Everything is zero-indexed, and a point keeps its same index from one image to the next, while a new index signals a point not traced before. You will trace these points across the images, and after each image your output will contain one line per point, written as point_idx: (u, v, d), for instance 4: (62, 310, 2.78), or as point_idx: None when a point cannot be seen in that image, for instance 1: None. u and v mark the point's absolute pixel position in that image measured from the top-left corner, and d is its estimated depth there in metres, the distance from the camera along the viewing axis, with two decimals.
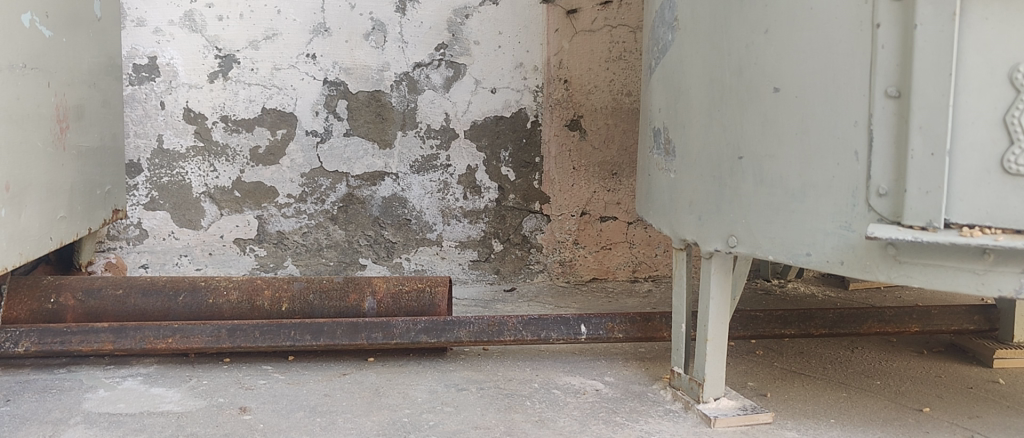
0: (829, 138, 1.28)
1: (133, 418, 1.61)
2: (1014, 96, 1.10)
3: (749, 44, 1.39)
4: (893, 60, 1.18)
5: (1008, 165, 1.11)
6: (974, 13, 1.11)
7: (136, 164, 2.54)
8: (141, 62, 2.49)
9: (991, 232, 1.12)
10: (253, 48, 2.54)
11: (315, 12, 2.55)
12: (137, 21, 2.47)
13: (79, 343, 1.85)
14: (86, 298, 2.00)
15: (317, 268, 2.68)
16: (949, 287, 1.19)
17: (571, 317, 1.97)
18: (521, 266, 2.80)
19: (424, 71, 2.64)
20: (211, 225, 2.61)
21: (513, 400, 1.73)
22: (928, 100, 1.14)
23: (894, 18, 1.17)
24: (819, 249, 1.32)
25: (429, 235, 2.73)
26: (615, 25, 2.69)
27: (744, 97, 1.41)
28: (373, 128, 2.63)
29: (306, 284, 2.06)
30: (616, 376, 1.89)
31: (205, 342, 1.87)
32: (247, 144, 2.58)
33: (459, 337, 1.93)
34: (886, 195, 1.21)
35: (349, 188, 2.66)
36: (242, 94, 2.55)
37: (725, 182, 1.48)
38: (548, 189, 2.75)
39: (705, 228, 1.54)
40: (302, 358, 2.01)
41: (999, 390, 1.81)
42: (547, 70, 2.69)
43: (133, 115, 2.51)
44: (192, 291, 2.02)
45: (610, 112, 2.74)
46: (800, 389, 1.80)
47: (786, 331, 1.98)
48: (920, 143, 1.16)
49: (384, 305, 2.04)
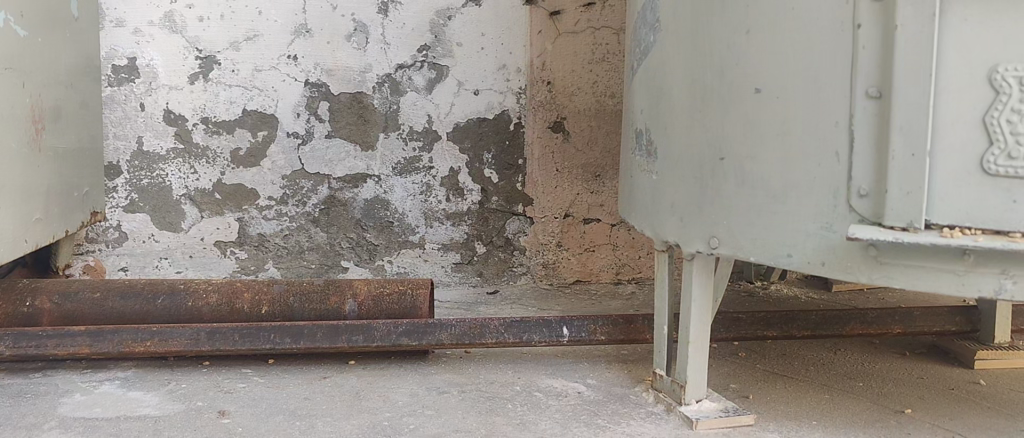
0: (811, 138, 1.27)
1: (109, 423, 1.59)
2: (994, 97, 1.10)
3: (730, 45, 1.38)
4: (874, 62, 1.18)
5: (988, 166, 1.12)
6: (954, 15, 1.11)
7: (115, 166, 2.52)
8: (120, 63, 2.47)
9: (971, 233, 1.13)
10: (233, 49, 2.52)
11: (296, 13, 2.54)
12: (116, 22, 2.45)
13: (56, 347, 1.82)
14: (62, 301, 1.97)
15: (299, 271, 2.66)
16: (929, 287, 1.19)
17: (553, 320, 1.96)
18: (504, 269, 2.79)
19: (406, 73, 2.62)
20: (192, 228, 2.59)
21: (494, 403, 1.72)
22: (909, 101, 1.14)
23: (874, 19, 1.17)
24: (800, 251, 1.32)
25: (412, 238, 2.72)
26: (598, 27, 2.68)
27: (724, 98, 1.41)
28: (355, 130, 2.62)
29: (287, 287, 2.04)
30: (598, 379, 1.89)
31: (184, 346, 1.86)
32: (227, 146, 2.56)
33: (440, 340, 1.91)
34: (867, 196, 1.21)
35: (331, 190, 2.64)
36: (222, 95, 2.53)
37: (706, 184, 1.47)
38: (532, 191, 2.75)
39: (687, 229, 1.54)
40: (282, 361, 1.99)
41: (979, 391, 1.82)
42: (530, 71, 2.68)
43: (113, 116, 2.49)
44: (171, 294, 2.00)
45: (593, 114, 2.73)
46: (782, 392, 1.80)
47: (769, 333, 1.97)
48: (901, 144, 1.15)
49: (365, 307, 2.02)
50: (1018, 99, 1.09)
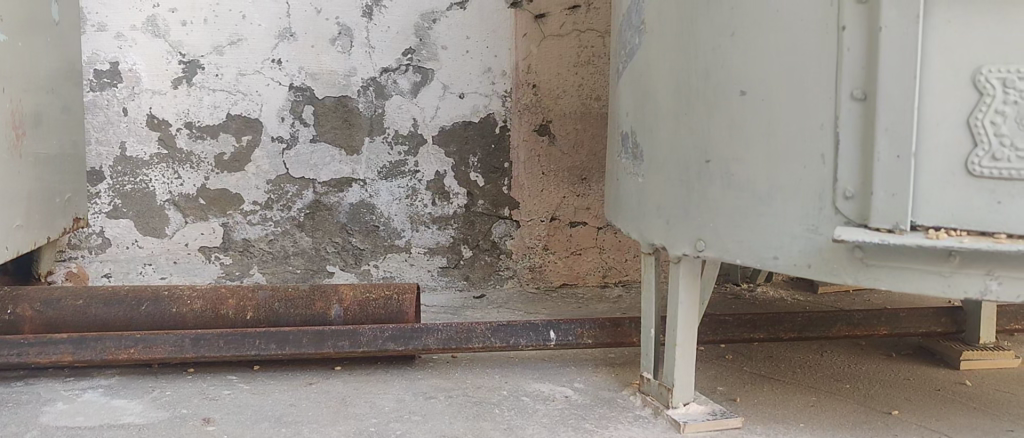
0: (797, 140, 1.27)
1: (92, 431, 1.58)
2: (978, 99, 1.11)
3: (715, 47, 1.38)
4: (859, 64, 1.18)
5: (973, 167, 1.12)
6: (937, 16, 1.12)
7: (98, 172, 2.50)
8: (103, 68, 2.45)
9: (956, 234, 1.13)
10: (217, 53, 2.50)
11: (280, 17, 2.53)
12: (98, 26, 2.43)
13: (37, 355, 1.80)
14: (44, 308, 1.94)
15: (284, 276, 2.64)
16: (915, 288, 1.19)
17: (540, 324, 1.95)
18: (491, 273, 2.78)
19: (391, 77, 2.61)
20: (176, 234, 2.57)
21: (482, 408, 1.71)
22: (893, 102, 1.15)
23: (858, 21, 1.17)
24: (787, 254, 1.32)
25: (398, 242, 2.71)
26: (583, 30, 2.69)
27: (709, 100, 1.41)
28: (340, 134, 2.60)
29: (271, 293, 2.03)
30: (585, 383, 1.88)
31: (168, 353, 1.84)
32: (212, 151, 2.54)
33: (426, 344, 1.90)
34: (853, 198, 1.21)
35: (316, 195, 2.62)
36: (206, 100, 2.52)
37: (692, 187, 1.47)
38: (518, 194, 2.74)
39: (674, 232, 1.53)
40: (268, 367, 1.98)
41: (966, 391, 1.82)
42: (516, 75, 2.68)
43: (95, 121, 2.47)
44: (155, 301, 1.98)
45: (579, 116, 2.73)
46: (770, 394, 1.79)
47: (755, 335, 1.96)
48: (886, 145, 1.16)
49: (351, 312, 2.01)
50: (1002, 101, 1.10)
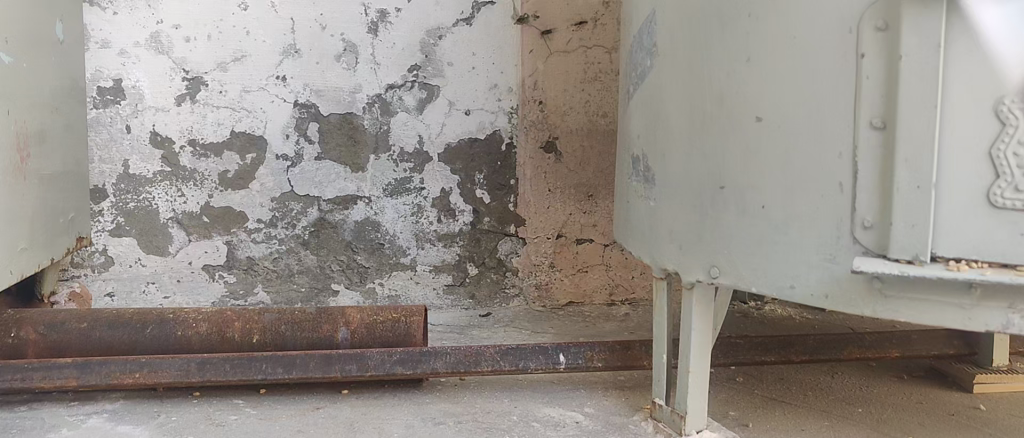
0: (814, 168, 1.26)
1: None
2: (1000, 129, 1.08)
3: (730, 72, 1.36)
4: (879, 93, 1.16)
5: (995, 198, 1.09)
6: (959, 44, 1.08)
7: (101, 189, 2.48)
8: (106, 85, 2.43)
9: (978, 266, 1.11)
10: (221, 69, 2.48)
11: (285, 34, 2.51)
12: (101, 43, 2.41)
13: (42, 379, 1.78)
14: (48, 331, 1.92)
15: (289, 295, 2.63)
16: (937, 320, 1.17)
17: (549, 347, 1.93)
18: (496, 291, 2.76)
19: (397, 93, 2.60)
20: (179, 252, 2.55)
21: (492, 434, 1.69)
22: (913, 132, 1.12)
23: (878, 50, 1.15)
24: (804, 283, 1.30)
25: (403, 260, 2.69)
26: (589, 46, 2.67)
27: (723, 125, 1.39)
28: (345, 152, 2.59)
29: (278, 315, 2.00)
30: (596, 407, 1.86)
31: (173, 377, 1.82)
32: (216, 168, 2.52)
33: (434, 368, 1.88)
34: (872, 228, 1.19)
35: (320, 212, 2.60)
36: (210, 117, 2.50)
37: (705, 212, 1.45)
38: (524, 211, 2.72)
39: (687, 257, 1.51)
40: (275, 391, 1.96)
41: (980, 416, 1.80)
42: (522, 91, 2.67)
43: (98, 139, 2.45)
44: (160, 323, 1.95)
45: (586, 134, 2.72)
46: (782, 419, 1.78)
47: (767, 358, 1.94)
48: (906, 176, 1.14)
49: (358, 335, 1.99)
50: None
